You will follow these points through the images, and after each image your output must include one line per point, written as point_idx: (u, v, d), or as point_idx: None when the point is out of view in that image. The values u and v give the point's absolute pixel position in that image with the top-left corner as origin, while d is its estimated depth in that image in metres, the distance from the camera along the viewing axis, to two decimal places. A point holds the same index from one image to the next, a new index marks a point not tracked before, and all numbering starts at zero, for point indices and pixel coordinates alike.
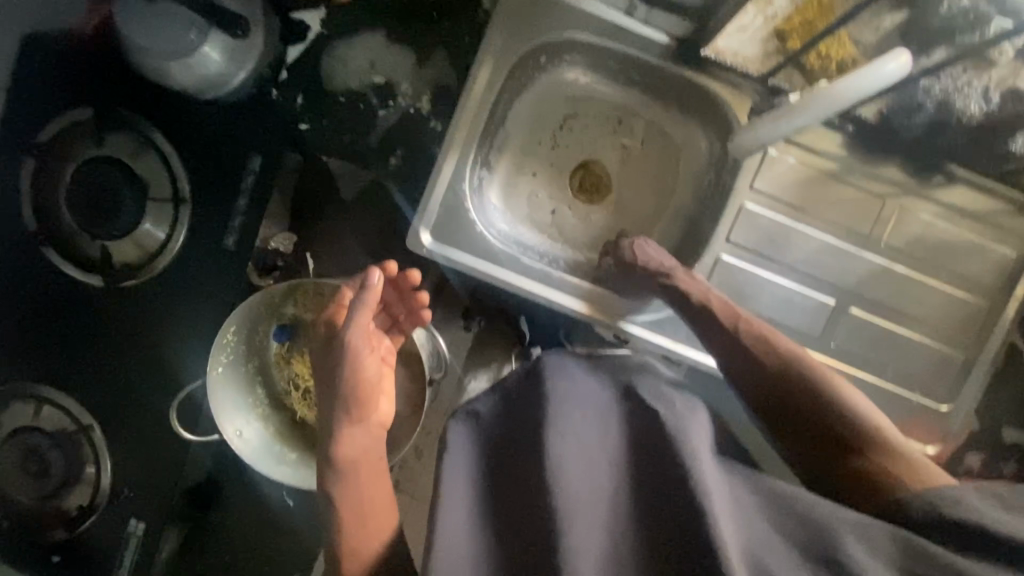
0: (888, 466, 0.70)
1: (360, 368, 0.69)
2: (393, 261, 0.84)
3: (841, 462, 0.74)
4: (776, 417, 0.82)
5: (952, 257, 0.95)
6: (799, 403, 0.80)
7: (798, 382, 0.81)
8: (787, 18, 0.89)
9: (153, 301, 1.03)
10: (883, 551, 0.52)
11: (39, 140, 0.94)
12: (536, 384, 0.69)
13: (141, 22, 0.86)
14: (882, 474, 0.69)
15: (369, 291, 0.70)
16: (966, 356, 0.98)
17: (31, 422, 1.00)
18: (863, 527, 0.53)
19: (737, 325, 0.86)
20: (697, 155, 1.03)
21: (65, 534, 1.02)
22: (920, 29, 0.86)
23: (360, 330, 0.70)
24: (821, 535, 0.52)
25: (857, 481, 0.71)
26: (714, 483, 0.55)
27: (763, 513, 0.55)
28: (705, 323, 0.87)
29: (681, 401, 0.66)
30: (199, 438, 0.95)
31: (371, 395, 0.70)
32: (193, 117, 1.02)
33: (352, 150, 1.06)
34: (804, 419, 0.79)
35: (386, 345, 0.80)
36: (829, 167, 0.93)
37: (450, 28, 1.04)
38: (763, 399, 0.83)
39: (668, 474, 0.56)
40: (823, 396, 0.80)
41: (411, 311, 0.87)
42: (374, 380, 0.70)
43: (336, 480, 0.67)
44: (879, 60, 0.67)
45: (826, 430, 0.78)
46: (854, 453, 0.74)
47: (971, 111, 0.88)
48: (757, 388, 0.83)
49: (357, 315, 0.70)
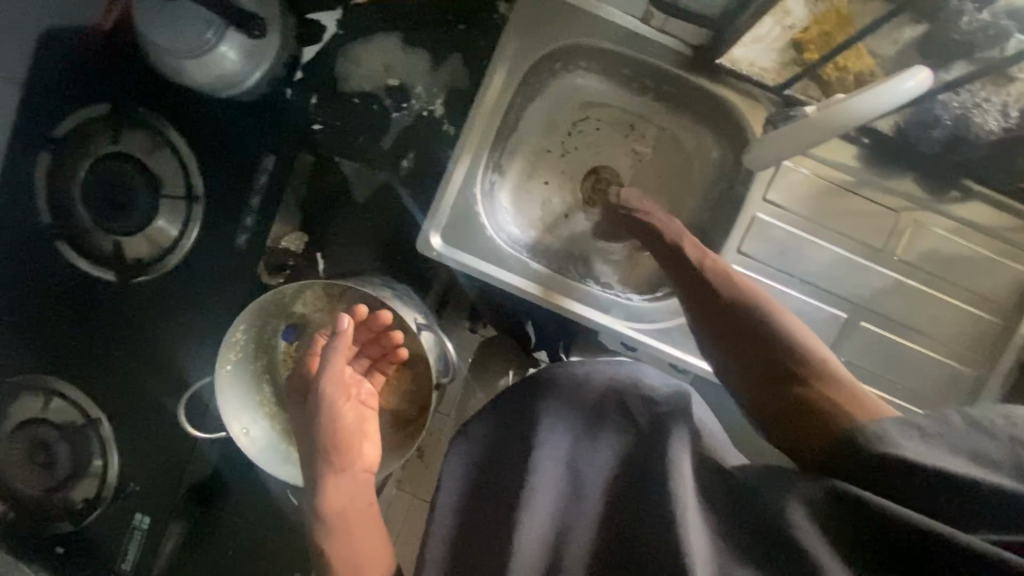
0: (833, 397, 0.66)
1: (338, 415, 0.77)
2: (363, 305, 0.88)
3: (785, 395, 0.70)
4: (724, 349, 0.78)
5: (966, 273, 0.94)
6: (751, 336, 0.76)
7: (749, 316, 0.78)
8: (804, 29, 0.87)
9: (165, 297, 1.04)
10: (822, 510, 0.53)
11: (55, 135, 0.96)
12: (524, 406, 0.76)
13: (160, 22, 0.87)
14: (826, 403, 0.65)
15: (340, 337, 0.78)
16: (977, 374, 0.97)
17: (39, 414, 1.00)
18: (808, 491, 0.55)
19: (701, 261, 0.84)
20: (709, 164, 1.03)
21: (70, 526, 1.03)
22: (940, 44, 0.85)
23: (333, 379, 0.78)
24: (774, 517, 0.55)
25: (799, 407, 0.67)
26: (691, 491, 0.61)
27: (730, 511, 0.60)
28: (671, 260, 0.86)
29: (667, 405, 0.71)
30: (205, 438, 0.93)
31: (352, 440, 0.77)
32: (207, 116, 1.03)
33: (362, 150, 1.05)
34: (751, 347, 0.75)
35: (365, 388, 0.87)
36: (843, 179, 0.92)
37: (466, 32, 1.04)
38: (715, 324, 0.79)
39: (644, 485, 0.64)
40: (777, 329, 0.76)
41: (387, 351, 0.94)
42: (352, 425, 0.78)
43: (326, 531, 0.70)
44: (897, 77, 0.67)
45: (773, 364, 0.73)
46: (799, 382, 0.70)
47: (990, 127, 0.87)
48: (709, 320, 0.80)
49: (330, 365, 0.78)
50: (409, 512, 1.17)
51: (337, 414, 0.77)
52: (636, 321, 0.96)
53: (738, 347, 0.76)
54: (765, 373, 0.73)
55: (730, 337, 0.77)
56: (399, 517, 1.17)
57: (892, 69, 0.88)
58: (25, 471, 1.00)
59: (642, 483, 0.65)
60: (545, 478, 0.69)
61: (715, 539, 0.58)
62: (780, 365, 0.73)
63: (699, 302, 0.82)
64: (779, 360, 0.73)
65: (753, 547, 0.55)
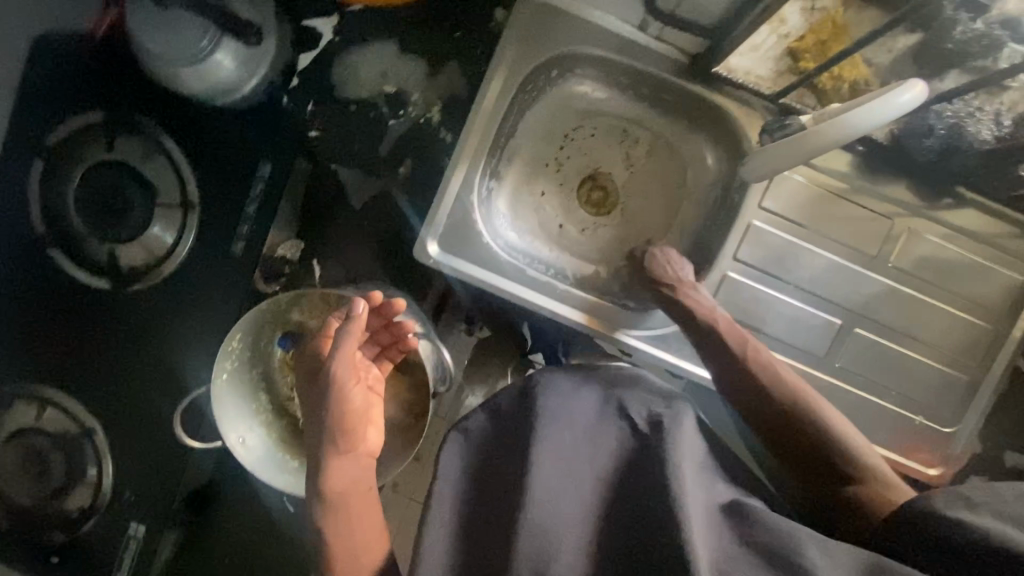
0: (878, 492, 0.75)
1: (347, 399, 0.71)
2: (378, 290, 0.80)
3: (831, 489, 0.79)
4: (771, 443, 0.84)
5: (960, 280, 0.95)
6: (787, 429, 0.82)
7: (791, 407, 0.83)
8: (800, 37, 0.87)
9: (158, 303, 1.03)
10: (844, 565, 0.55)
11: (48, 142, 0.92)
12: (528, 406, 0.76)
13: (152, 29, 0.86)
14: (870, 500, 0.75)
15: (355, 320, 0.72)
16: (970, 379, 0.98)
17: (32, 424, 0.98)
18: (826, 543, 0.58)
19: (745, 348, 0.86)
20: (705, 171, 1.03)
21: (65, 537, 1.01)
22: (934, 54, 0.86)
23: (345, 362, 0.71)
24: (789, 544, 0.57)
25: (850, 508, 0.75)
26: (692, 494, 0.63)
27: (732, 522, 0.63)
28: (713, 347, 0.87)
29: (669, 414, 0.74)
30: (201, 445, 0.94)
31: (358, 425, 0.72)
32: (201, 122, 1.02)
33: (360, 158, 1.06)
34: (790, 441, 0.82)
35: (373, 372, 0.82)
36: (838, 187, 0.93)
37: (462, 39, 1.05)
38: (753, 419, 0.84)
39: (649, 495, 0.64)
40: (812, 410, 0.82)
41: (397, 339, 0.88)
42: (360, 410, 0.73)
43: (326, 512, 0.69)
44: (891, 91, 0.67)
45: (815, 457, 0.81)
46: (844, 480, 0.78)
47: (983, 137, 0.88)
48: (757, 413, 0.84)
49: (341, 348, 0.71)
50: (405, 517, 1.17)
51: (346, 397, 0.71)
52: (631, 326, 0.96)
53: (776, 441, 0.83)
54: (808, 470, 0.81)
55: (768, 432, 0.83)
56: (395, 523, 1.17)
57: (886, 78, 0.89)
58: (19, 481, 0.98)
59: (641, 484, 0.67)
60: (550, 473, 0.67)
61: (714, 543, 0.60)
62: (820, 458, 0.80)
63: (737, 394, 0.85)
64: (823, 455, 0.80)
65: (752, 556, 0.58)
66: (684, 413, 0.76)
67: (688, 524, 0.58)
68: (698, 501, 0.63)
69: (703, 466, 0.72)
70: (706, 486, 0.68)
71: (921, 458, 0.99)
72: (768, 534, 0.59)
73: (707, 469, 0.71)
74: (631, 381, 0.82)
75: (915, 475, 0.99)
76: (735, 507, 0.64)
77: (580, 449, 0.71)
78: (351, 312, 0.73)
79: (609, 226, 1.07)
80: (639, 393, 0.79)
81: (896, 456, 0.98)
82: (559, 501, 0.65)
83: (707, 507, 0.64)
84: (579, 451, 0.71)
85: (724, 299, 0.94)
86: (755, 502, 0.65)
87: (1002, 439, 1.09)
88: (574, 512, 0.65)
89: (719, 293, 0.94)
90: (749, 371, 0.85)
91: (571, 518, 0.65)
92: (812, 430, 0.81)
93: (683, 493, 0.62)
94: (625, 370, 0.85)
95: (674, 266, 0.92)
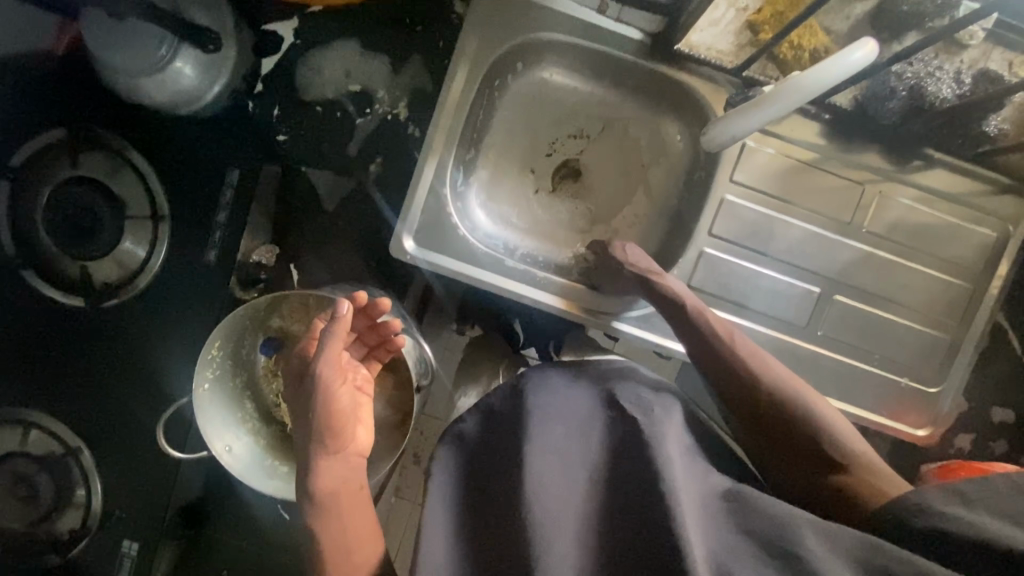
0: (873, 483, 0.70)
1: (334, 399, 0.70)
2: (363, 291, 0.80)
3: (817, 479, 0.74)
4: (752, 430, 0.79)
5: (933, 241, 0.96)
6: (767, 416, 0.79)
7: (772, 396, 0.79)
8: (758, 10, 0.91)
9: (139, 319, 1.04)
10: (848, 553, 0.54)
11: (12, 164, 0.94)
12: (518, 405, 0.76)
13: (107, 41, 0.86)
14: (855, 493, 0.70)
15: (338, 322, 0.69)
16: (952, 338, 0.99)
17: (19, 447, 0.99)
18: (828, 530, 0.57)
19: (733, 338, 0.84)
20: (671, 149, 1.04)
21: (58, 560, 1.01)
22: (888, 16, 0.88)
23: (330, 364, 0.70)
24: (786, 533, 0.56)
25: (840, 500, 0.70)
26: (685, 491, 0.61)
27: (729, 514, 0.61)
28: (687, 327, 0.85)
29: (658, 406, 0.74)
30: (189, 458, 0.89)
31: (346, 425, 0.71)
32: (162, 137, 1.04)
33: (331, 159, 1.09)
34: (776, 434, 0.78)
35: (361, 373, 0.81)
36: (806, 156, 0.93)
37: (426, 34, 1.08)
38: (739, 411, 0.80)
39: (643, 484, 0.63)
40: (794, 394, 0.79)
41: (384, 339, 0.87)
42: (349, 410, 0.72)
43: (315, 513, 0.67)
44: (845, 49, 0.69)
45: (801, 445, 0.76)
46: (837, 470, 0.73)
47: (944, 94, 0.91)
48: (742, 401, 0.80)
49: (327, 349, 0.69)
50: (407, 519, 1.16)
51: (333, 398, 0.70)
52: (625, 314, 0.97)
53: (762, 435, 0.78)
54: (796, 455, 0.76)
55: (760, 428, 0.79)
56: (397, 523, 1.16)
57: (845, 43, 0.90)
58: (9, 506, 0.99)
59: (632, 470, 0.66)
60: (544, 469, 0.66)
61: (713, 537, 0.58)
62: (808, 451, 0.76)
63: (721, 382, 0.82)
64: (807, 439, 0.76)
65: (751, 546, 0.57)
66: (673, 407, 0.76)
67: (681, 519, 0.57)
68: (691, 497, 0.62)
69: (696, 455, 0.71)
70: (698, 472, 0.67)
71: (910, 422, 0.99)
72: (766, 523, 0.58)
73: (695, 452, 0.72)
74: (623, 370, 0.83)
75: (905, 437, 1.00)
76: (732, 495, 0.64)
77: (572, 447, 0.70)
78: (335, 313, 0.70)
79: (587, 212, 1.06)
80: (632, 381, 0.79)
81: (886, 420, 0.99)
82: (553, 498, 0.64)
83: (702, 503, 0.62)
84: (572, 446, 0.70)
85: (703, 274, 0.95)
86: (756, 491, 0.64)
87: (989, 396, 1.10)
88: (570, 507, 0.64)
89: (698, 270, 0.95)
90: (727, 359, 0.82)
91: (568, 517, 0.63)
92: (800, 419, 0.77)
93: (673, 486, 0.61)
94: (619, 361, 0.86)
95: (643, 257, 0.91)
